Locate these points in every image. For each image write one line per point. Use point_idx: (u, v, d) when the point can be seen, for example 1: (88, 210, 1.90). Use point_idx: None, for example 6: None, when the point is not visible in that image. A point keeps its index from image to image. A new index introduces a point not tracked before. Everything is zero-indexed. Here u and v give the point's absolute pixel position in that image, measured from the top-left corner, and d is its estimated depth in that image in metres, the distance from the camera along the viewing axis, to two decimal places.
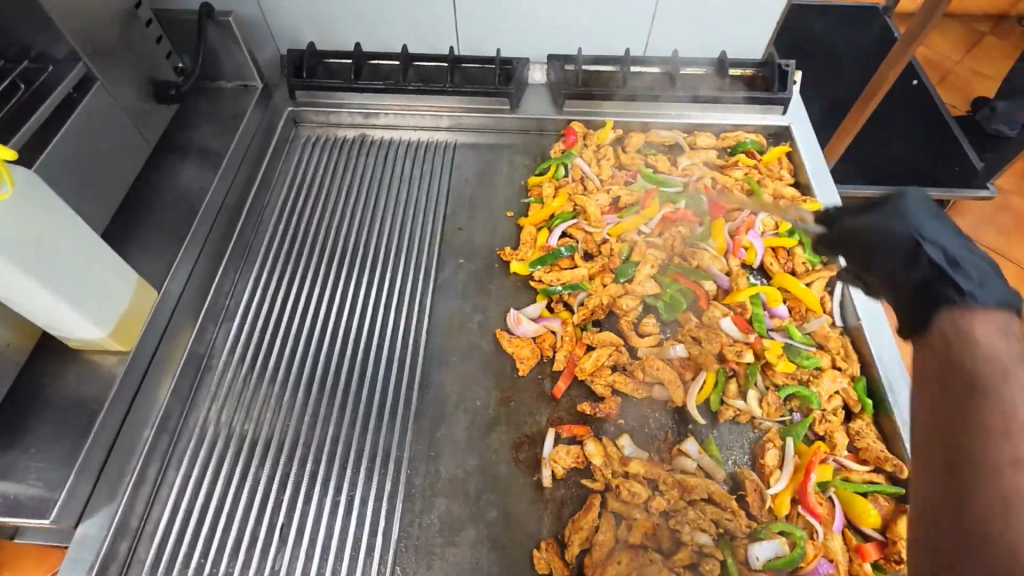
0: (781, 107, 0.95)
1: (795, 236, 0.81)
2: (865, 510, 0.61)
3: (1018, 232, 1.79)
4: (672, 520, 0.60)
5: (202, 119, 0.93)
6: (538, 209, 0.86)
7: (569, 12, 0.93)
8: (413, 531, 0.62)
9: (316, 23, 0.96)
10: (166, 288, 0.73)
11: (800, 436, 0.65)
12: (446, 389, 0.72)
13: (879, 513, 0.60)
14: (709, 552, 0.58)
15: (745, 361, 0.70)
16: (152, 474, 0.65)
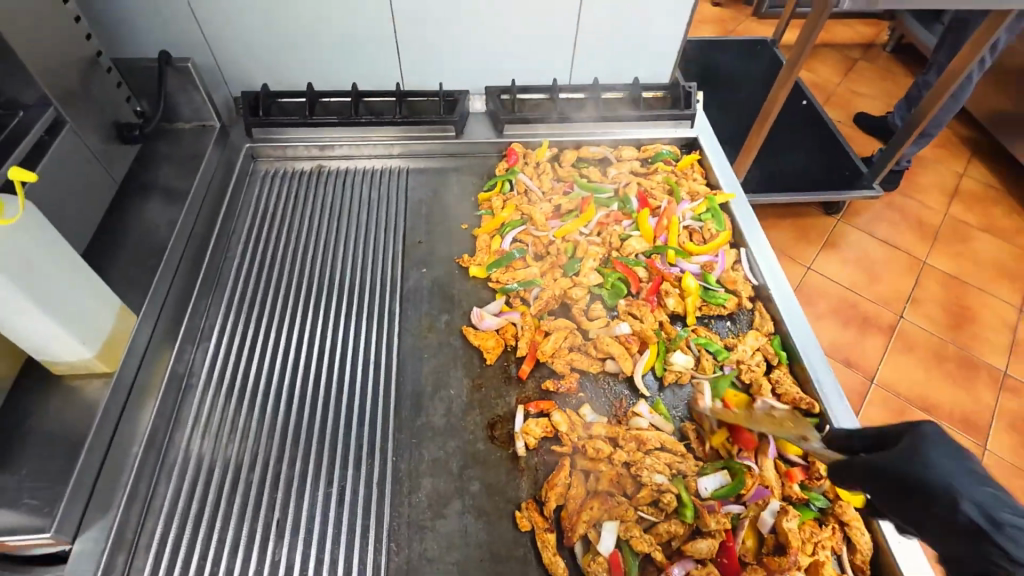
0: (689, 121, 1.10)
1: (710, 220, 0.96)
2: (789, 439, 0.71)
3: (902, 225, 2.07)
4: (633, 469, 0.69)
5: (162, 158, 0.97)
6: (489, 220, 0.96)
7: (502, 49, 1.07)
8: (403, 510, 0.68)
9: (270, 66, 1.04)
10: (144, 312, 0.76)
11: (727, 387, 0.77)
12: (422, 383, 0.79)
13: (801, 441, 0.71)
14: (667, 488, 0.68)
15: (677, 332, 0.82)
16: (143, 488, 0.68)
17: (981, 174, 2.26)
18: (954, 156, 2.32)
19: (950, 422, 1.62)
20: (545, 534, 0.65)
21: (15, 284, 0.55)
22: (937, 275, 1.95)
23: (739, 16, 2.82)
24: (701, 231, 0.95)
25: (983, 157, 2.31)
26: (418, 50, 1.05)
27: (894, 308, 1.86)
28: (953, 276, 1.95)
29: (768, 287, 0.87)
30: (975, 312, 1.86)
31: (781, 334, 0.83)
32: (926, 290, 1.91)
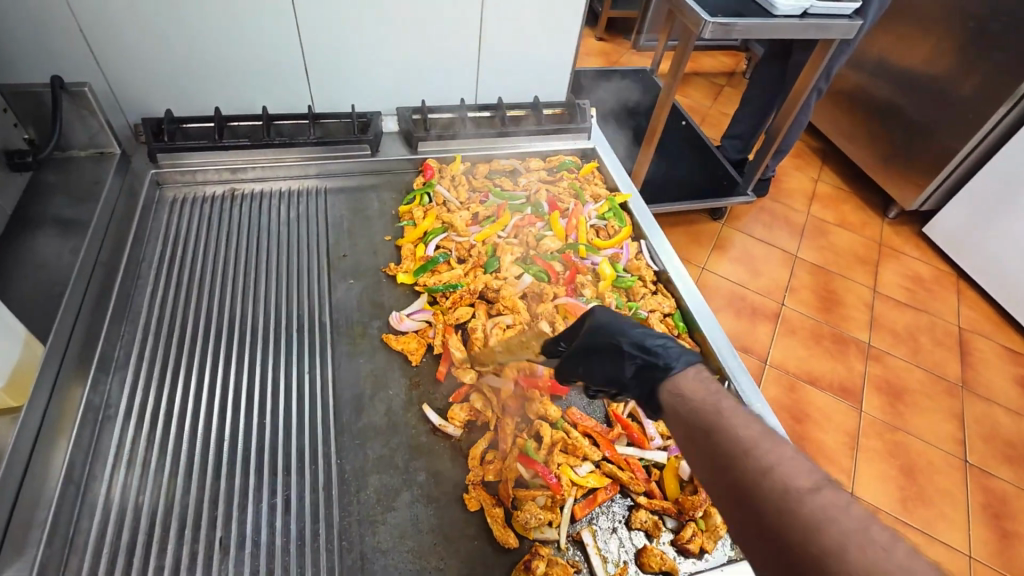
0: (586, 134, 1.22)
1: (611, 215, 1.08)
2: None
3: (774, 225, 2.37)
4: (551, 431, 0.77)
5: (56, 189, 0.92)
6: (412, 229, 1.00)
7: (409, 71, 1.14)
8: (352, 509, 0.69)
9: (173, 92, 1.03)
10: (52, 341, 0.72)
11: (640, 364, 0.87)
12: (360, 386, 0.80)
13: None
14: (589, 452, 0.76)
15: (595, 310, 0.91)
16: (63, 526, 0.63)
17: (830, 179, 2.64)
18: (808, 164, 2.69)
19: (830, 391, 1.85)
20: (493, 510, 0.69)
21: None
22: (806, 266, 2.24)
23: (620, 49, 3.11)
24: (606, 226, 1.06)
25: (830, 164, 2.71)
26: (330, 76, 1.10)
27: (775, 297, 2.11)
28: (819, 265, 2.25)
29: (666, 269, 0.98)
30: (840, 295, 2.16)
31: (681, 309, 0.94)
32: (798, 280, 2.18)
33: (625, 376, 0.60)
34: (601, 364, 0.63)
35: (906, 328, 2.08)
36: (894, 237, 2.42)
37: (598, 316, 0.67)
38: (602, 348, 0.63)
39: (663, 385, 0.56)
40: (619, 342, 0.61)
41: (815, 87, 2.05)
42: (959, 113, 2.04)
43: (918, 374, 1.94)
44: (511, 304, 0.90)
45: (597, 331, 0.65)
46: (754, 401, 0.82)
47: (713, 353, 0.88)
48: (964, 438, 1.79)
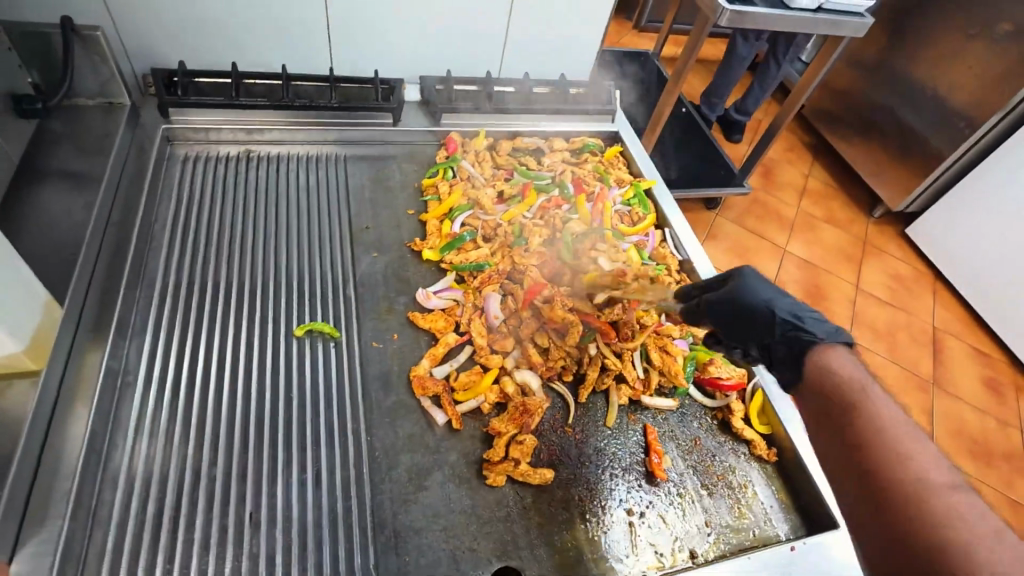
0: (609, 116, 1.20)
1: (633, 200, 1.08)
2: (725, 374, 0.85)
3: (766, 217, 2.41)
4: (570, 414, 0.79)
5: (60, 140, 0.86)
6: (437, 204, 0.97)
7: (434, 37, 1.09)
8: (384, 487, 0.68)
9: (185, 43, 0.97)
10: (69, 301, 0.68)
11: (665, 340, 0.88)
12: (387, 363, 0.79)
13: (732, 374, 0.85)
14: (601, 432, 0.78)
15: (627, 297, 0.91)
16: (87, 498, 0.60)
17: (823, 175, 2.68)
18: (803, 159, 2.72)
19: None
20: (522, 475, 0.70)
21: None
22: (798, 261, 2.28)
23: (622, 29, 3.05)
24: (629, 212, 1.06)
25: (824, 160, 2.75)
26: (352, 37, 1.05)
27: None
28: (808, 260, 2.30)
29: (690, 258, 0.99)
30: (828, 290, 2.21)
31: None
32: (789, 273, 2.23)
33: (774, 340, 0.68)
34: (730, 321, 0.73)
35: (888, 325, 2.15)
36: (881, 236, 2.48)
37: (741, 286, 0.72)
38: (758, 318, 0.70)
39: (811, 359, 0.64)
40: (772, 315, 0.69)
41: (741, 57, 2.20)
42: (951, 120, 2.08)
43: (896, 370, 2.02)
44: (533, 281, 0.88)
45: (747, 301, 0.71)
46: (777, 397, 0.84)
47: None
48: (934, 431, 1.88)
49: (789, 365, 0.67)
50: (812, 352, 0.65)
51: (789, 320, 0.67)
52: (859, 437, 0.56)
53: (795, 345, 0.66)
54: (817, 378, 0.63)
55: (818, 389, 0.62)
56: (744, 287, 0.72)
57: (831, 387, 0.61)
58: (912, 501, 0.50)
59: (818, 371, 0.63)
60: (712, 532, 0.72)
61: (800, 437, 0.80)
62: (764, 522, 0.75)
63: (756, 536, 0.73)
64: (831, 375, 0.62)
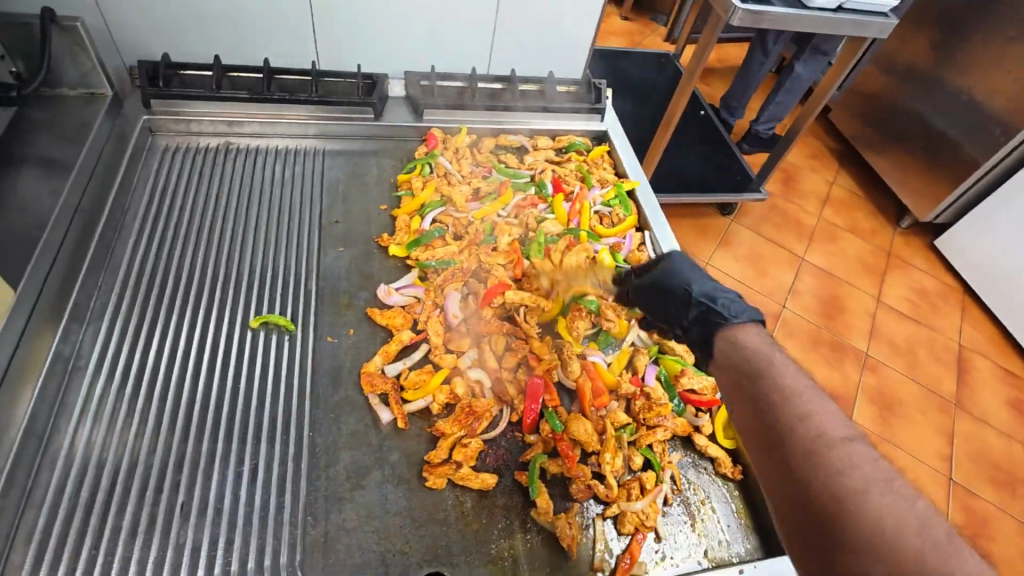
0: (599, 116, 1.17)
1: (615, 201, 1.04)
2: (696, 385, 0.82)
3: (782, 225, 2.32)
4: (522, 416, 0.75)
5: (40, 128, 0.88)
6: (410, 200, 0.96)
7: (420, 32, 1.08)
8: (320, 484, 0.67)
9: (170, 35, 0.98)
10: (23, 286, 0.70)
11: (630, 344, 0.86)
12: (340, 359, 0.78)
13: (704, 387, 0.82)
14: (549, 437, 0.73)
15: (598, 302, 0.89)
16: (20, 478, 0.61)
17: (848, 183, 2.57)
18: (826, 166, 2.62)
19: None
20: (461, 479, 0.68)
21: None
22: (813, 270, 2.19)
23: (645, 30, 2.99)
24: (609, 212, 1.03)
25: (849, 167, 2.64)
26: (336, 31, 1.04)
27: (778, 300, 2.06)
28: (825, 270, 2.21)
29: (668, 264, 0.95)
30: (843, 301, 2.12)
31: None
32: (803, 283, 2.14)
33: (687, 319, 0.64)
34: (659, 301, 0.69)
35: (906, 341, 2.05)
36: (906, 248, 2.37)
37: (664, 273, 0.69)
38: (673, 294, 0.67)
39: (720, 335, 0.60)
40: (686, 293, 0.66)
41: (758, 61, 2.16)
42: (984, 127, 1.97)
43: (913, 389, 1.91)
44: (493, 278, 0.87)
45: (664, 283, 0.68)
46: None
47: None
48: (951, 455, 1.77)
49: (696, 345, 0.64)
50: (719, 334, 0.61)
51: (703, 301, 0.63)
52: (767, 414, 0.51)
53: (707, 326, 0.62)
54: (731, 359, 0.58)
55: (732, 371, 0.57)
56: (671, 271, 0.69)
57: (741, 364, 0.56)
58: (829, 489, 0.44)
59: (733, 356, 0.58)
60: (662, 549, 0.69)
61: None
62: (722, 539, 0.71)
63: (710, 554, 0.70)
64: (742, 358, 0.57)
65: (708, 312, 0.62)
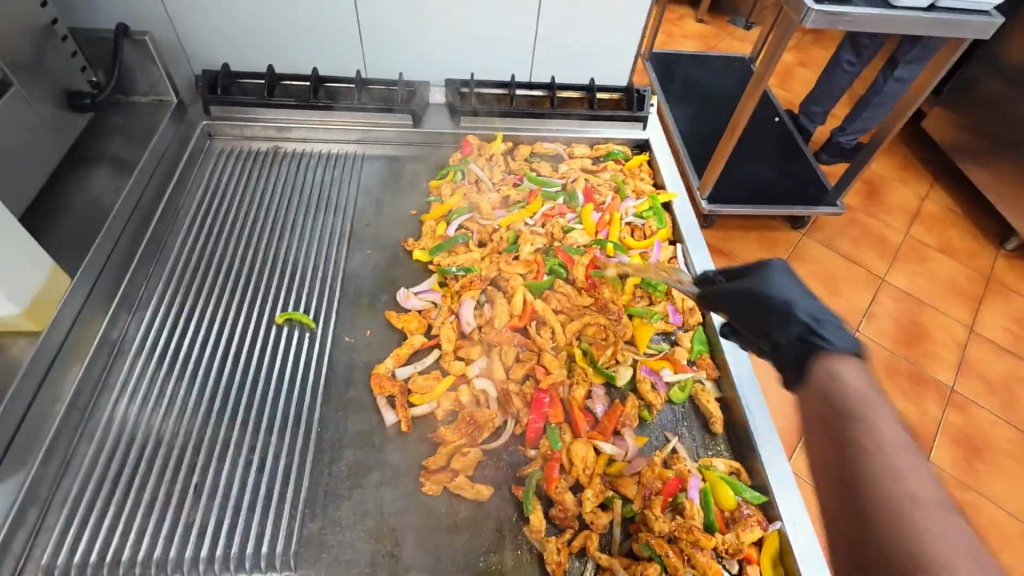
0: (642, 123, 1.13)
1: (649, 213, 1.01)
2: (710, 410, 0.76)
3: (862, 243, 2.12)
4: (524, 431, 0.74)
5: (115, 131, 0.98)
6: (438, 206, 0.98)
7: (463, 40, 1.08)
8: (322, 479, 0.69)
9: (230, 46, 1.05)
10: (80, 274, 0.77)
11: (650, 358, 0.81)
12: (355, 358, 0.81)
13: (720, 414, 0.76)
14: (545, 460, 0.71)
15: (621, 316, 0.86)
16: (62, 448, 0.68)
17: (942, 199, 2.33)
18: (915, 179, 2.39)
19: None
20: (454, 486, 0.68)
21: None
22: (894, 292, 1.99)
23: (722, 33, 2.85)
24: (642, 224, 0.99)
25: (945, 182, 2.39)
26: (381, 42, 1.07)
27: (851, 322, 1.88)
28: (908, 293, 2.00)
29: None
30: (928, 328, 1.90)
31: (706, 325, 0.85)
32: (883, 306, 1.95)
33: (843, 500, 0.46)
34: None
35: (1002, 378, 1.81)
36: (1008, 273, 2.10)
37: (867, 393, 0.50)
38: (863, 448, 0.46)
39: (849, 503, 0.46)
40: (788, 307, 0.57)
41: (847, 63, 1.99)
42: None
43: (1007, 432, 1.69)
44: (511, 286, 0.87)
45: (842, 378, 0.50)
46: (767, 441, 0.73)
47: (731, 378, 0.78)
48: None
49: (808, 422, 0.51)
50: (820, 356, 0.53)
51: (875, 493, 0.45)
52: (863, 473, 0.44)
53: (805, 350, 0.54)
54: (819, 387, 0.51)
55: (821, 402, 0.50)
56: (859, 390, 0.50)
57: (836, 398, 0.49)
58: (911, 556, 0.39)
59: (823, 385, 0.51)
60: None
61: (788, 500, 0.69)
62: None
63: None
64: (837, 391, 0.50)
65: (810, 333, 0.54)
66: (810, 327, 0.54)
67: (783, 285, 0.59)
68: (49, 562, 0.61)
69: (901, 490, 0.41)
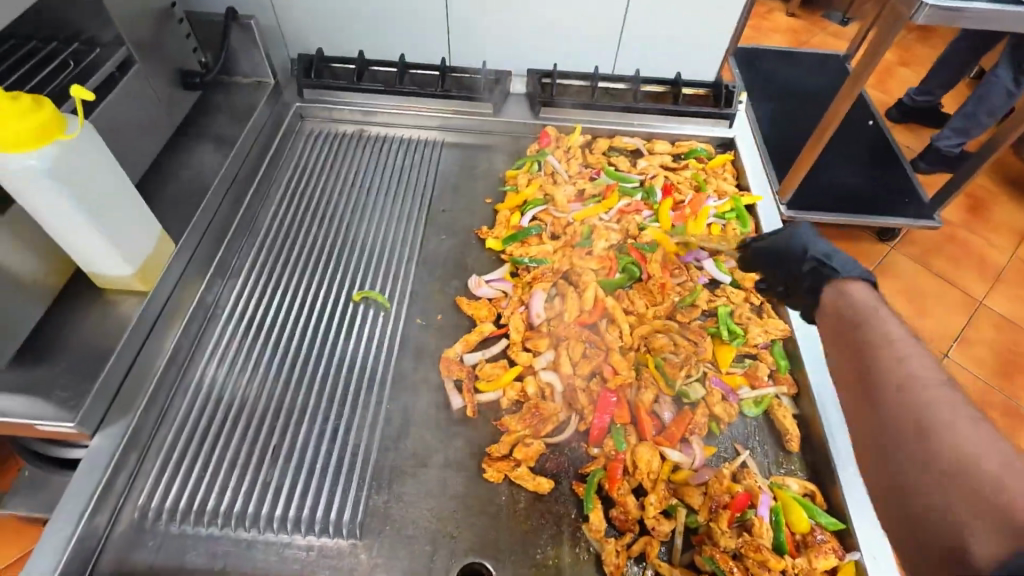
0: (728, 121, 1.08)
1: (730, 214, 0.97)
2: (787, 427, 0.73)
3: (959, 261, 1.95)
4: (589, 429, 0.73)
5: (218, 109, 1.04)
6: (513, 195, 0.98)
7: (548, 30, 1.07)
8: (389, 454, 0.72)
9: (325, 31, 1.09)
10: (184, 240, 0.82)
11: (725, 369, 0.78)
12: (425, 340, 0.82)
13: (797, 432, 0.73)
14: (609, 459, 0.70)
15: (695, 320, 0.83)
16: (160, 400, 0.74)
17: None
18: None
19: None
20: (516, 475, 0.68)
21: (74, 200, 0.62)
22: (994, 317, 1.81)
23: (814, 28, 2.68)
24: (722, 225, 0.96)
25: None
26: (468, 30, 1.08)
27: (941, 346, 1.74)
28: (1011, 319, 1.82)
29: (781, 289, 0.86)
30: None
31: (789, 341, 0.81)
32: (980, 331, 1.78)
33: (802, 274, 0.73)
34: (774, 263, 0.78)
35: None
36: None
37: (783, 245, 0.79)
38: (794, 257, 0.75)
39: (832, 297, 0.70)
40: (805, 250, 0.74)
41: None
42: None
43: None
44: (582, 281, 0.86)
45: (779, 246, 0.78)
46: (847, 465, 0.69)
47: (812, 397, 0.75)
48: None
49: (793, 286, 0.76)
50: (832, 283, 0.71)
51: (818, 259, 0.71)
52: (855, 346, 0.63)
53: (817, 278, 0.72)
54: (836, 308, 0.69)
55: (842, 319, 0.66)
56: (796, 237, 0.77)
57: (847, 312, 0.66)
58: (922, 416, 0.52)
59: (836, 302, 0.69)
60: None
61: (868, 533, 0.65)
62: None
63: None
64: (849, 308, 0.66)
65: (820, 267, 0.71)
66: (820, 262, 0.71)
67: (806, 237, 0.75)
68: (145, 504, 0.67)
69: (832, 293, 0.70)
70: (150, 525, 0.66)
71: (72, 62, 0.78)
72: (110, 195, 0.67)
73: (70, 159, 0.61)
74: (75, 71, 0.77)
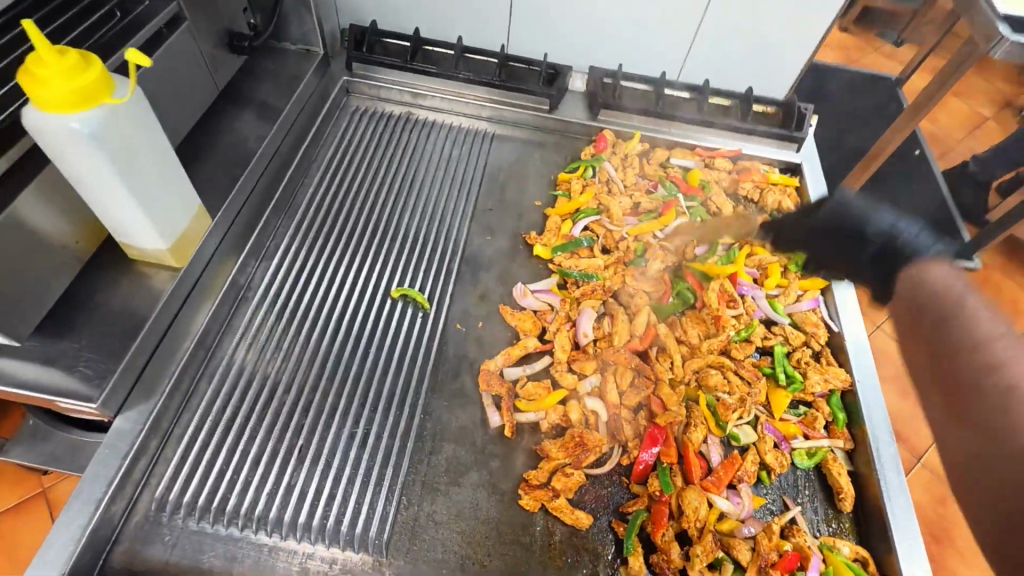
0: (796, 145, 1.02)
1: None
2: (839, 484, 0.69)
3: None
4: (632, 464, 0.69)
5: (264, 74, 0.98)
6: (566, 202, 0.93)
7: (617, 27, 1.00)
8: (420, 469, 0.68)
9: (382, 4, 1.03)
10: (221, 215, 0.77)
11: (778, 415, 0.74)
12: (465, 348, 0.78)
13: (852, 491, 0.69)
14: (652, 501, 0.66)
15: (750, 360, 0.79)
16: (185, 384, 0.69)
17: None
18: None
19: None
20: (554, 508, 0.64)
21: (119, 172, 0.58)
22: None
23: (866, 47, 2.58)
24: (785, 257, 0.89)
25: None
26: (533, 20, 1.02)
27: None
28: None
29: (845, 339, 0.81)
30: None
31: (847, 393, 0.77)
32: None
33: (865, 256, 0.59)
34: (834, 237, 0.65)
35: None
36: None
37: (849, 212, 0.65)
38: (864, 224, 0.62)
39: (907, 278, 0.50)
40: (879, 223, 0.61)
41: None
42: None
43: None
44: (631, 303, 0.82)
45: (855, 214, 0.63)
46: (904, 535, 0.65)
47: (871, 456, 0.71)
48: None
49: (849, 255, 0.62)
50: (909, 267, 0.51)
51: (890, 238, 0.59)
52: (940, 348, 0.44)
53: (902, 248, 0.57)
54: (903, 294, 0.50)
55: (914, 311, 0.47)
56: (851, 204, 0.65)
57: (928, 300, 0.47)
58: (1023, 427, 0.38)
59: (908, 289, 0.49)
60: None
61: None
62: None
63: None
64: (923, 289, 0.48)
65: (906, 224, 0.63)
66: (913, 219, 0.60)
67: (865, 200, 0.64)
68: (162, 496, 0.63)
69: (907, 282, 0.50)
70: (167, 518, 0.62)
71: (119, 12, 0.71)
72: (155, 167, 0.63)
73: (118, 128, 0.56)
74: (121, 23, 0.70)
